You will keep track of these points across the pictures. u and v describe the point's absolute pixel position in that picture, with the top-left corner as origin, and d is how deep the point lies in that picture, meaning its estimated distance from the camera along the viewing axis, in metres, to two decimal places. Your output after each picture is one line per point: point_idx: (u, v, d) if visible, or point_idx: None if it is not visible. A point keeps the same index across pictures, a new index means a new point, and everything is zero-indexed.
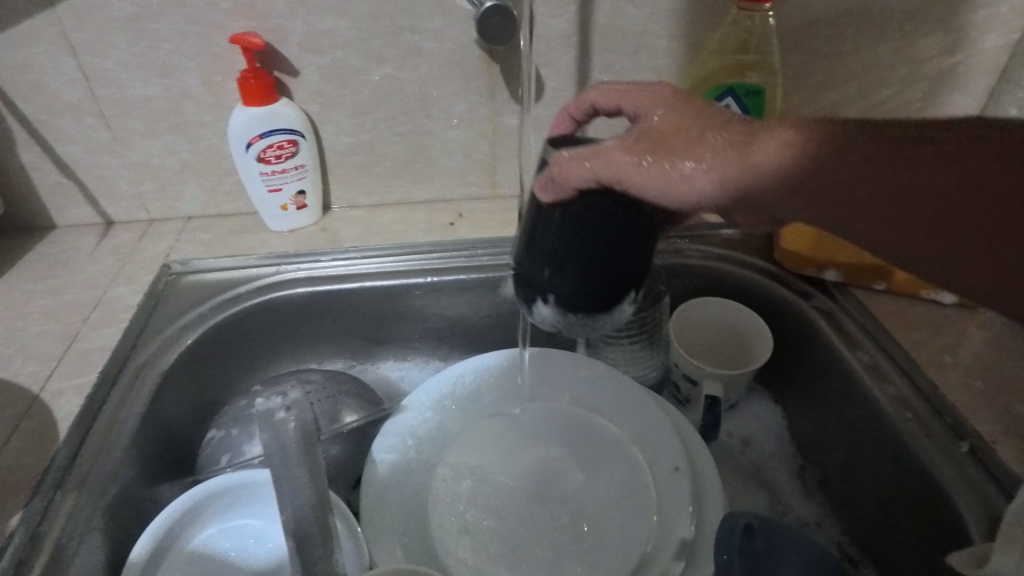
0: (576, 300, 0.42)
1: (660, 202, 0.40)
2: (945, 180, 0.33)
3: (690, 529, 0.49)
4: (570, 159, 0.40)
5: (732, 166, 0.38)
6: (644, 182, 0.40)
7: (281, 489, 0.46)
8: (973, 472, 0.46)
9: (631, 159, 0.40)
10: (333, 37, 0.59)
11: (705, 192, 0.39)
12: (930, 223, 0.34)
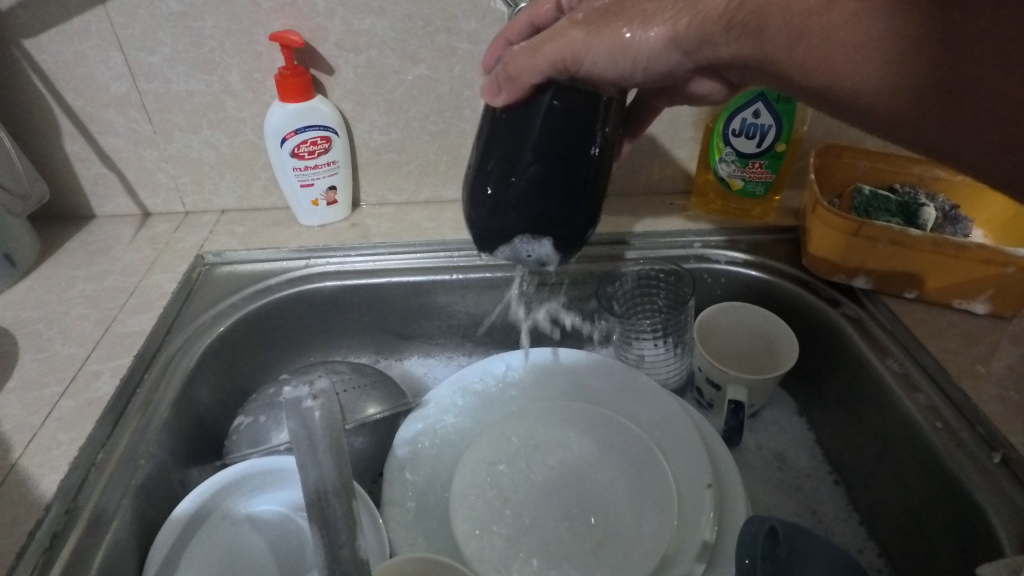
0: (522, 209, 0.43)
1: (617, 69, 0.40)
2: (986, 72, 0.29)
3: (711, 532, 0.49)
4: (523, 52, 0.41)
5: (684, 16, 0.38)
6: (594, 52, 0.39)
7: (307, 474, 0.47)
8: (1005, 483, 0.46)
9: (582, 33, 0.40)
10: (370, 36, 0.61)
11: (658, 52, 0.39)
12: (956, 103, 0.31)
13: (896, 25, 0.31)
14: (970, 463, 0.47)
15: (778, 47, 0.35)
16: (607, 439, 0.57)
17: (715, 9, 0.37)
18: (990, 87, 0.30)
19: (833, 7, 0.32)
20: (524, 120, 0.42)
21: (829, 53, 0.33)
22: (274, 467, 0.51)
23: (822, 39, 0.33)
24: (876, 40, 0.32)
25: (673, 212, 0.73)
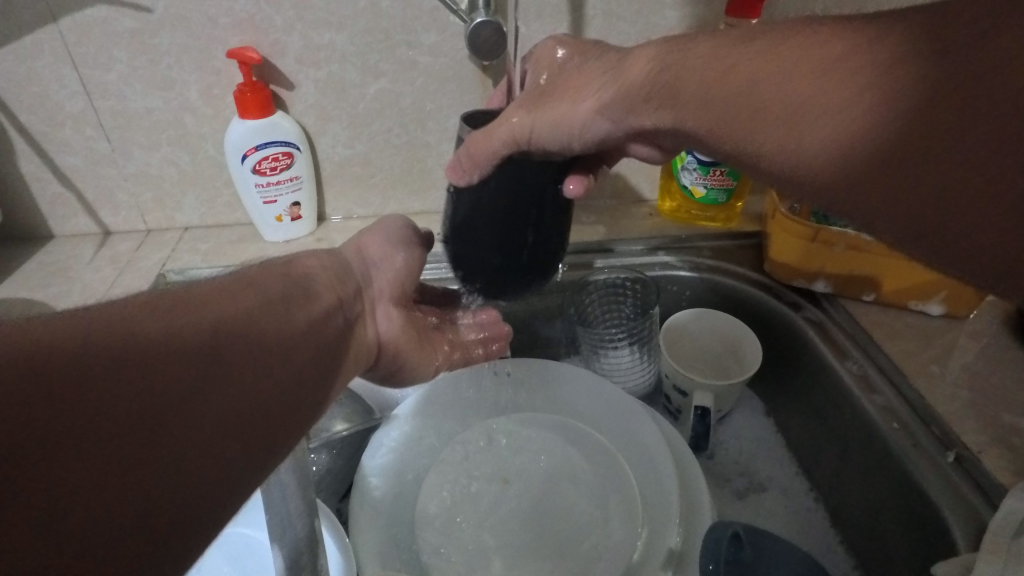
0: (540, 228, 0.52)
1: (557, 139, 0.45)
2: (933, 147, 0.28)
3: (678, 540, 0.48)
4: (476, 137, 0.44)
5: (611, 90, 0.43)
6: (537, 131, 0.44)
7: (271, 496, 0.46)
8: (959, 481, 0.47)
9: (520, 120, 0.44)
10: (330, 51, 0.61)
11: (589, 124, 0.44)
12: (914, 176, 0.28)
13: (812, 82, 0.32)
14: (925, 461, 0.48)
15: (694, 114, 0.38)
16: (576, 451, 0.57)
17: (641, 78, 0.41)
18: (942, 145, 0.28)
19: (752, 74, 0.34)
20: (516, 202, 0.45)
21: (754, 112, 0.34)
22: None
23: (768, 84, 0.34)
24: (804, 108, 0.32)
25: (638, 220, 0.74)
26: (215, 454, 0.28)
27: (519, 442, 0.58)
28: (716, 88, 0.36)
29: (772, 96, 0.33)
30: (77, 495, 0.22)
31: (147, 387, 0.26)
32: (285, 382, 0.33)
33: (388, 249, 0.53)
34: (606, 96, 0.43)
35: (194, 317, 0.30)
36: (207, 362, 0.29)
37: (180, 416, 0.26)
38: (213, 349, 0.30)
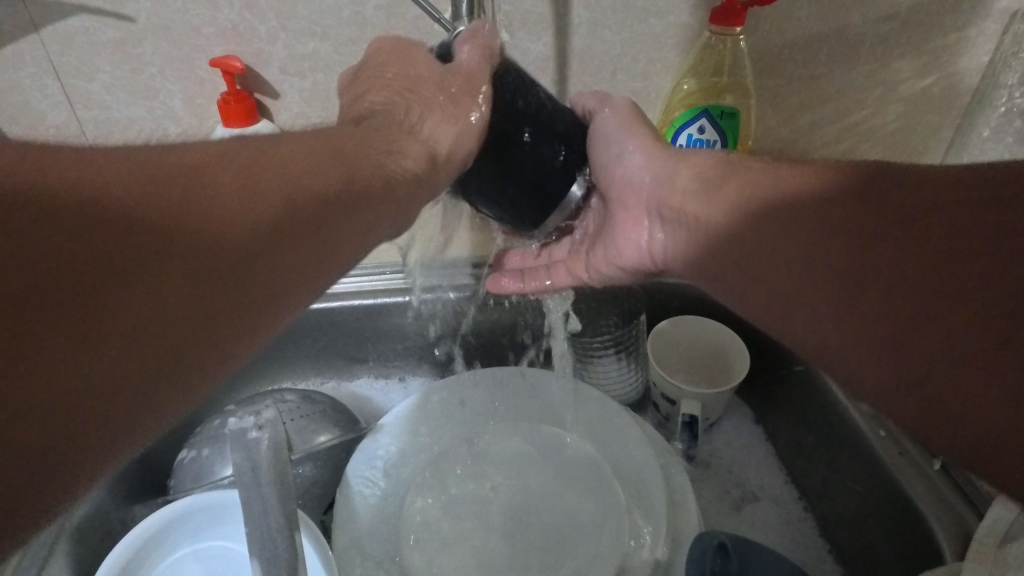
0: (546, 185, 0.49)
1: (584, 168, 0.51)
2: (901, 256, 0.31)
3: (663, 551, 0.49)
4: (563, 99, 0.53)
5: (668, 158, 0.48)
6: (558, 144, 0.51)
7: (251, 510, 0.46)
8: (946, 489, 0.46)
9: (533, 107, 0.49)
10: (315, 60, 0.60)
11: (639, 168, 0.49)
12: (905, 292, 0.30)
13: (833, 191, 0.35)
14: (912, 469, 0.48)
15: (715, 210, 0.42)
16: (561, 460, 0.57)
17: (689, 167, 0.47)
18: (926, 261, 0.30)
19: (794, 182, 0.38)
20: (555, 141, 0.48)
21: (760, 207, 0.39)
22: (215, 506, 0.49)
23: (777, 182, 0.39)
24: (808, 215, 0.36)
25: None
26: (218, 344, 0.29)
27: (504, 449, 0.58)
28: (709, 182, 0.44)
29: (791, 197, 0.37)
30: (78, 384, 0.24)
31: (89, 243, 0.26)
32: (286, 256, 0.32)
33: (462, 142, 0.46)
34: (661, 160, 0.49)
35: (215, 210, 0.30)
36: (176, 241, 0.28)
37: (123, 291, 0.26)
38: (194, 223, 0.28)
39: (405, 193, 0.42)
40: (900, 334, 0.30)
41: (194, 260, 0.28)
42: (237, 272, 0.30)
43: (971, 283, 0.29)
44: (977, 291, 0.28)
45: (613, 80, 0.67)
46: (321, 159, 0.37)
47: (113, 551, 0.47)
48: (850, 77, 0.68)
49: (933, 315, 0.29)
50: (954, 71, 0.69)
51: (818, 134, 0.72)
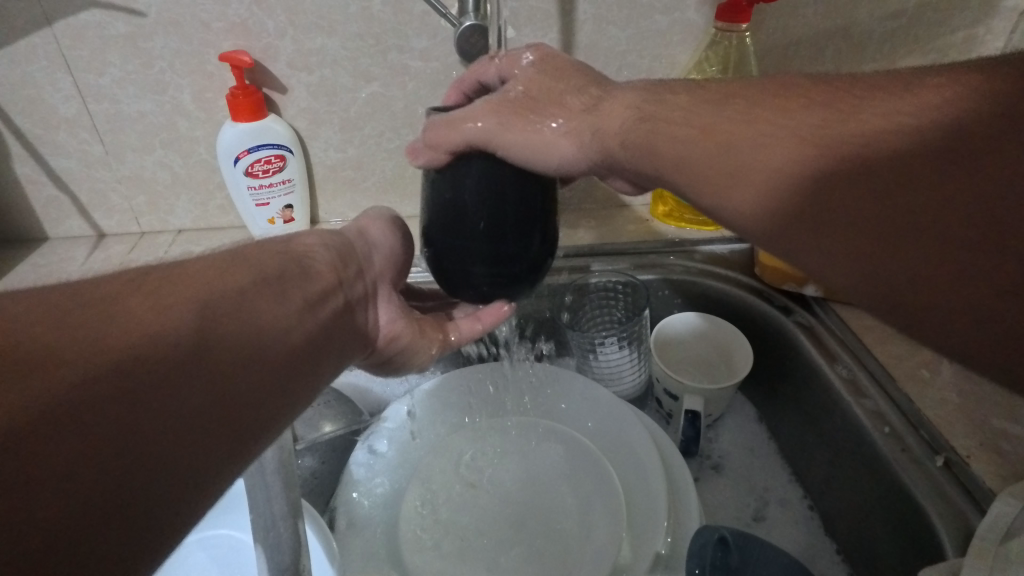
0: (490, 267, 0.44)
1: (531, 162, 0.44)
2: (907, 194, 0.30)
3: (665, 544, 0.49)
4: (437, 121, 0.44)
5: (589, 136, 0.44)
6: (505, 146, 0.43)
7: (255, 498, 0.46)
8: (947, 485, 0.46)
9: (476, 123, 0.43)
10: (322, 55, 0.61)
11: (572, 154, 0.45)
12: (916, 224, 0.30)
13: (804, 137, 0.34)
14: (913, 465, 0.48)
15: (680, 173, 0.40)
16: (562, 452, 0.58)
17: (615, 126, 0.43)
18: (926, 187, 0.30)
19: (762, 124, 0.37)
20: (478, 174, 0.42)
21: (734, 167, 0.37)
22: (220, 494, 0.50)
23: (742, 148, 0.37)
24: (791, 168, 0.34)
25: (630, 224, 0.74)
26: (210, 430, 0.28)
27: (507, 443, 0.59)
28: (656, 127, 0.42)
29: (762, 156, 0.36)
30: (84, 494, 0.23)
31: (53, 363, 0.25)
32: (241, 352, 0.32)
33: (386, 229, 0.50)
34: (586, 138, 0.44)
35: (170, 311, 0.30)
36: (190, 349, 0.29)
37: (156, 396, 0.26)
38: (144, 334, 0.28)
39: (336, 270, 0.42)
40: (900, 267, 0.31)
41: (190, 369, 0.29)
42: (241, 366, 0.31)
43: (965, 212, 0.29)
44: (966, 224, 0.29)
45: (618, 76, 0.67)
46: (283, 259, 0.39)
47: None
48: (856, 74, 0.67)
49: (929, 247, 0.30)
50: None
51: None
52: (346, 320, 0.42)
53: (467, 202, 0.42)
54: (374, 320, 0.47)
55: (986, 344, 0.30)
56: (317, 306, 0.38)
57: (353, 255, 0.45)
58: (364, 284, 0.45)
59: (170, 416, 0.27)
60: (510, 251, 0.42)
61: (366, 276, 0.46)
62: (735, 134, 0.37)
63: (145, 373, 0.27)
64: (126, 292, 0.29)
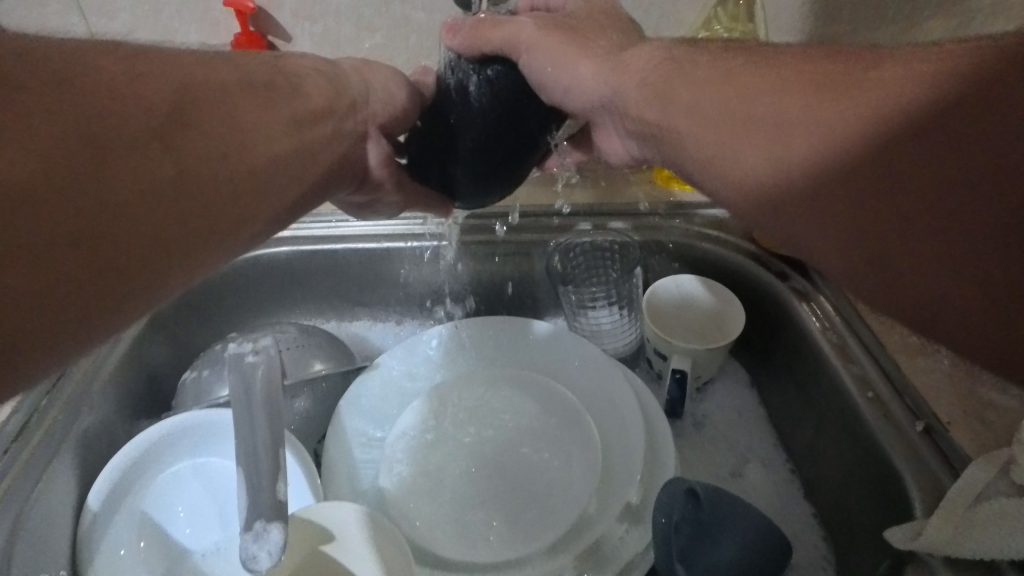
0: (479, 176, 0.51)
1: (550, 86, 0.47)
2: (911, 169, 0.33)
3: (637, 495, 0.50)
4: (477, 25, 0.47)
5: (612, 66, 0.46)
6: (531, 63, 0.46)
7: (241, 427, 0.48)
8: (925, 450, 0.46)
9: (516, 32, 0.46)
10: (325, 5, 0.61)
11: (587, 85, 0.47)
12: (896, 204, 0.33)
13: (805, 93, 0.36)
14: (893, 430, 0.48)
15: (681, 110, 0.41)
16: (544, 407, 0.58)
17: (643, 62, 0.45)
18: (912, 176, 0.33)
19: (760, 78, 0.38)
20: (476, 87, 0.47)
21: (736, 109, 0.38)
22: (213, 423, 0.53)
23: (753, 88, 0.38)
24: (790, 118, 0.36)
25: (631, 186, 0.73)
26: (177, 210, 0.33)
27: (493, 396, 0.60)
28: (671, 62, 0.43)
29: (758, 103, 0.37)
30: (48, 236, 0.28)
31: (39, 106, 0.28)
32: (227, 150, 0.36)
33: (389, 83, 0.52)
34: (606, 73, 0.46)
35: (153, 94, 0.33)
36: (149, 164, 0.32)
37: (110, 197, 0.30)
38: (124, 107, 0.32)
39: (326, 105, 0.46)
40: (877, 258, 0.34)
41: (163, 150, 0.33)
42: (207, 177, 0.35)
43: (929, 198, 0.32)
44: (956, 198, 0.32)
45: None
46: (257, 93, 0.40)
47: (118, 455, 0.51)
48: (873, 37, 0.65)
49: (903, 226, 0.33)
50: None
51: None
52: (325, 141, 0.45)
53: (473, 111, 0.47)
54: (362, 156, 0.51)
55: (979, 312, 0.32)
56: (276, 150, 0.40)
57: (342, 93, 0.48)
58: (354, 120, 0.49)
59: (135, 187, 0.31)
60: (502, 161, 0.49)
61: (359, 111, 0.50)
62: (745, 81, 0.38)
63: (83, 171, 0.29)
64: (93, 80, 0.31)
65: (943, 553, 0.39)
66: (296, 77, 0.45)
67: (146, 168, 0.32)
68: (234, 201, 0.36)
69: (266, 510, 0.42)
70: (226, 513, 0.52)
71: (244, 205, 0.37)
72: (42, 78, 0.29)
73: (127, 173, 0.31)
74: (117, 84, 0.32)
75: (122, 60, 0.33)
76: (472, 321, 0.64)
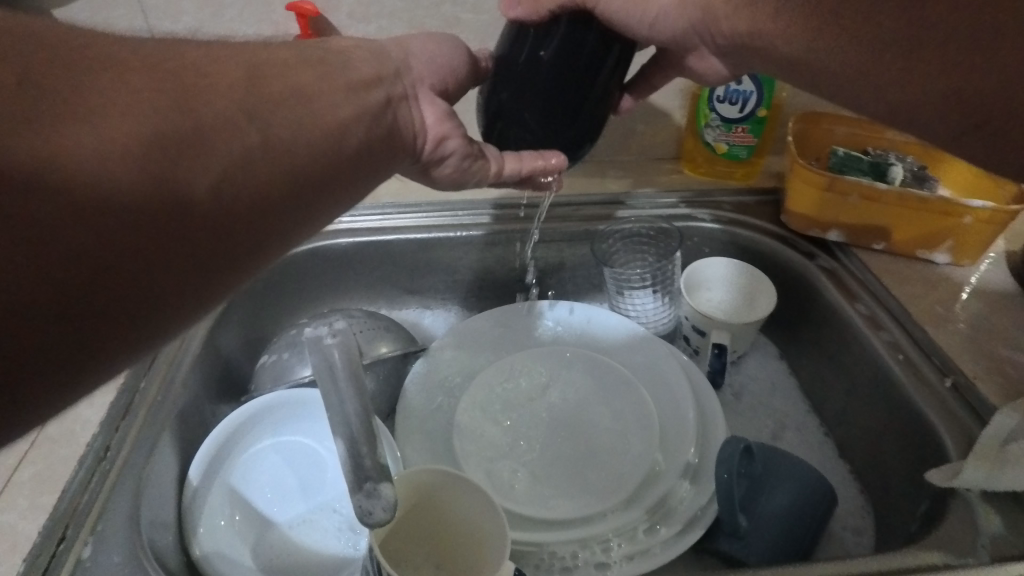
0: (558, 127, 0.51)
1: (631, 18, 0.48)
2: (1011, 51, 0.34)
3: (695, 455, 0.55)
4: None
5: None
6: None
7: (330, 401, 0.51)
8: (954, 404, 0.51)
9: None
10: (380, 7, 0.65)
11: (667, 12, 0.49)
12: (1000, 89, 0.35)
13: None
14: (925, 388, 0.53)
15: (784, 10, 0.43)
16: (592, 378, 0.63)
17: None
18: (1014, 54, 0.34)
19: None
20: (530, 51, 0.48)
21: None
22: (298, 401, 0.56)
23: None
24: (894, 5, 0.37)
25: (661, 176, 0.78)
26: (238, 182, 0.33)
27: (548, 372, 0.64)
28: None
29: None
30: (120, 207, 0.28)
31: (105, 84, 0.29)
32: (285, 118, 0.36)
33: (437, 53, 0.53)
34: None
35: (216, 68, 0.34)
36: (213, 132, 0.32)
37: (178, 165, 0.30)
38: (189, 79, 0.32)
39: (375, 74, 0.44)
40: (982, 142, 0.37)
41: (223, 121, 0.33)
42: (265, 146, 0.35)
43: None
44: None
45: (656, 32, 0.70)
46: (312, 68, 0.41)
47: (210, 434, 0.54)
48: None
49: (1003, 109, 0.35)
50: None
51: None
52: (383, 106, 0.45)
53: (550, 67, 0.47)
54: (411, 113, 0.48)
55: None
56: (337, 126, 0.40)
57: (388, 61, 0.47)
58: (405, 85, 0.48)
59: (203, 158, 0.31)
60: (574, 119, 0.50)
61: (405, 78, 0.48)
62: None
63: (174, 151, 0.30)
64: (174, 67, 0.32)
65: (979, 488, 0.45)
66: (340, 53, 0.44)
67: (221, 158, 0.32)
68: (299, 173, 0.37)
69: (371, 472, 0.46)
70: (309, 488, 0.55)
71: (313, 186, 0.38)
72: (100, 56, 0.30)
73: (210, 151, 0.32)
74: (190, 71, 0.33)
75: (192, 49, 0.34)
76: (523, 305, 0.68)
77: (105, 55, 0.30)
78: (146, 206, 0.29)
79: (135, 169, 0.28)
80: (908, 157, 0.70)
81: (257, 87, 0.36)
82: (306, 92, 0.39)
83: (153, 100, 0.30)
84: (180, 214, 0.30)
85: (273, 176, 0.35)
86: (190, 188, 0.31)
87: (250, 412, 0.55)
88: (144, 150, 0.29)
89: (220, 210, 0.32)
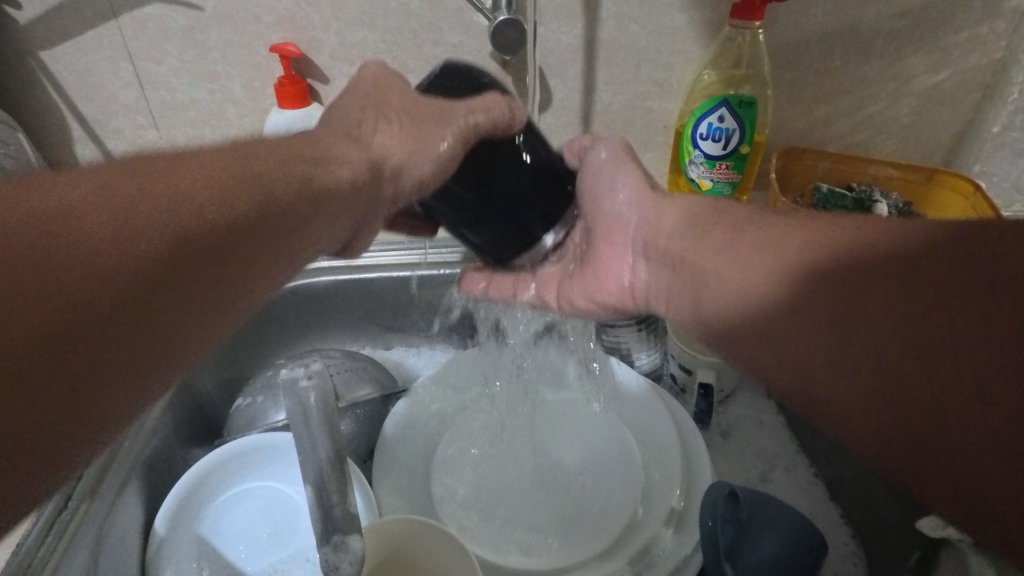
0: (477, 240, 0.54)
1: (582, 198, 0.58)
2: (948, 425, 0.32)
3: (679, 501, 0.53)
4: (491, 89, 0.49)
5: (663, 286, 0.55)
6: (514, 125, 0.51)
7: (302, 447, 0.50)
8: None
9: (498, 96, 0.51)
10: (363, 48, 0.66)
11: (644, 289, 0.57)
12: (929, 434, 0.32)
13: (822, 269, 0.39)
14: None
15: (712, 278, 0.47)
16: (574, 421, 0.62)
17: (681, 284, 0.51)
18: (927, 399, 0.32)
19: (760, 261, 0.43)
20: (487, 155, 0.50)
21: (749, 269, 0.43)
22: (270, 446, 0.54)
23: (780, 245, 0.42)
24: (802, 296, 0.39)
25: None
26: (209, 295, 0.33)
27: (531, 415, 0.62)
28: (697, 272, 0.49)
29: (762, 280, 0.42)
30: (82, 346, 0.27)
31: (52, 219, 0.28)
32: (254, 221, 0.36)
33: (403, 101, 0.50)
34: (649, 227, 0.56)
35: (193, 179, 0.34)
36: (186, 252, 0.31)
37: (150, 299, 0.29)
38: (166, 204, 0.32)
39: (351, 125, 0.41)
40: (877, 415, 0.34)
41: (207, 241, 0.33)
42: (239, 257, 0.34)
43: (949, 432, 0.31)
44: (947, 379, 0.32)
45: (637, 71, 0.70)
46: (282, 161, 0.41)
47: (181, 479, 0.52)
48: (865, 71, 0.71)
49: (905, 416, 0.33)
50: (966, 66, 0.71)
51: (834, 126, 0.75)
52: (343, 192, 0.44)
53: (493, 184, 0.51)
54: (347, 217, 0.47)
55: (989, 493, 0.30)
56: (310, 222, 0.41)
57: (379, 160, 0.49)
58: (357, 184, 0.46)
59: (180, 293, 0.31)
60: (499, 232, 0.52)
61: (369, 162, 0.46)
62: (767, 326, 0.41)
63: (150, 286, 0.29)
64: (137, 191, 0.31)
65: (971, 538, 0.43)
66: (317, 158, 0.44)
67: (191, 277, 0.32)
68: (267, 271, 0.37)
69: (341, 522, 0.46)
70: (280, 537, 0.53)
71: (285, 248, 0.38)
72: (62, 196, 0.29)
73: (190, 276, 0.32)
74: (161, 189, 0.32)
75: (165, 163, 0.35)
76: (505, 343, 0.67)
77: (80, 188, 0.30)
78: (116, 336, 0.28)
79: (115, 297, 0.28)
80: (891, 193, 0.70)
81: (229, 185, 0.36)
82: (278, 181, 0.39)
83: (127, 221, 0.30)
84: (154, 334, 0.30)
85: (243, 277, 0.35)
86: (157, 306, 0.30)
87: (222, 456, 0.54)
88: (116, 292, 0.28)
89: (188, 334, 0.32)
